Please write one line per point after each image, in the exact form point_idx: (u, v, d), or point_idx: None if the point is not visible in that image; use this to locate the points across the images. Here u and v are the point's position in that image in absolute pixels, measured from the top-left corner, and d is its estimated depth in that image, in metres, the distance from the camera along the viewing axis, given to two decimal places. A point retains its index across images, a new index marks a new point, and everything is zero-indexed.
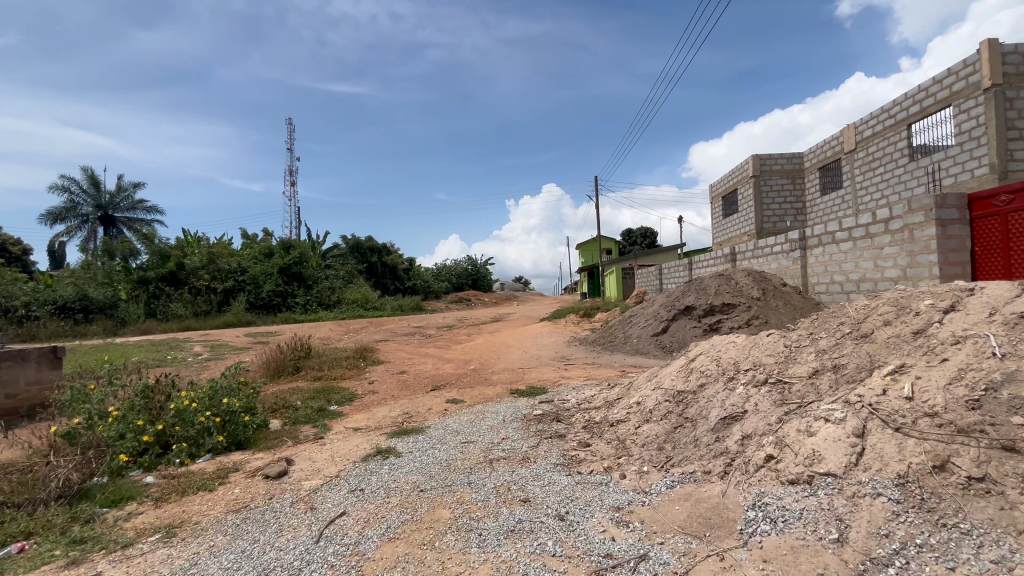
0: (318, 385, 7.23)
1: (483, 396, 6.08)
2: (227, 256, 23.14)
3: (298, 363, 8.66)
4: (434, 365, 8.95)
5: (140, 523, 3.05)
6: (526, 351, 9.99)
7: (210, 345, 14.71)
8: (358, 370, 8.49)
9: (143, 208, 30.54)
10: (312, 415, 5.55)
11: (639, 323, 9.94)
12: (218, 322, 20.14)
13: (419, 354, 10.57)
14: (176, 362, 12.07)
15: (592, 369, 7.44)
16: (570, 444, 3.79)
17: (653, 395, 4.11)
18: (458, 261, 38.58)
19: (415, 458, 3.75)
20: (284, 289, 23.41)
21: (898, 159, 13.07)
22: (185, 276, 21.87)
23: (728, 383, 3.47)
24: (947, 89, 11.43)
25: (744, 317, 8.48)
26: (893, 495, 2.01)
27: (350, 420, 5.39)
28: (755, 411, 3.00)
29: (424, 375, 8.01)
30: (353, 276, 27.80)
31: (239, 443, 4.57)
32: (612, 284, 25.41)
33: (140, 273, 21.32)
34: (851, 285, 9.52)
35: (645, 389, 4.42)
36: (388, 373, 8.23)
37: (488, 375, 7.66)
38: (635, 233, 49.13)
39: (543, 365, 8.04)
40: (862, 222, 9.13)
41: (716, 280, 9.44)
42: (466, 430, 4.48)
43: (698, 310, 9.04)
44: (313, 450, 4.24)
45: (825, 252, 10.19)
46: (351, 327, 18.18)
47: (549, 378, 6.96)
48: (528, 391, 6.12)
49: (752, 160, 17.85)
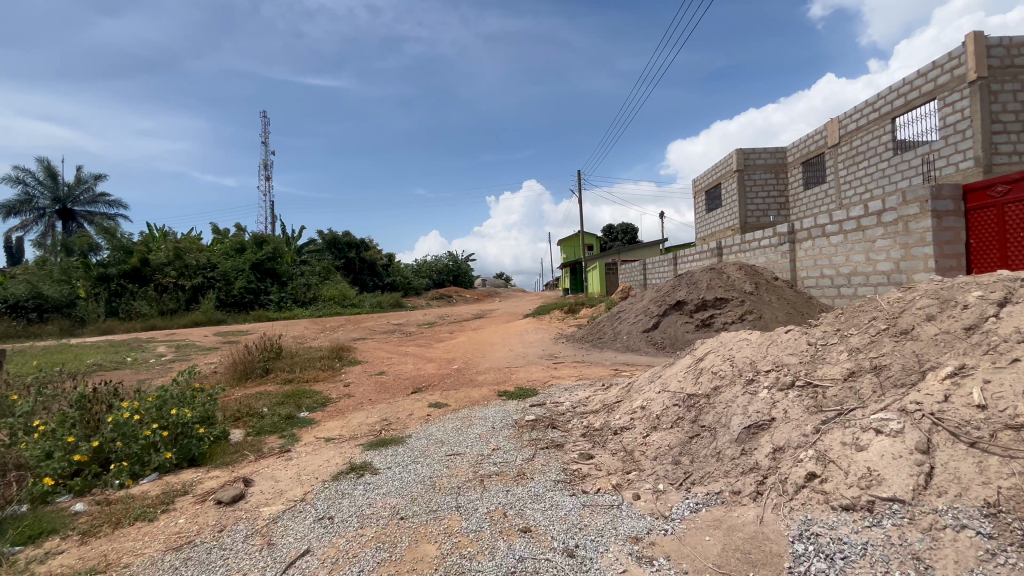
0: (288, 389, 6.65)
1: (468, 400, 5.61)
2: (195, 251, 22.06)
3: (268, 365, 8.04)
4: (415, 365, 8.43)
5: (57, 567, 2.51)
6: (513, 349, 9.54)
7: (175, 345, 13.85)
8: (333, 372, 7.93)
9: (105, 201, 29.02)
10: (279, 423, 5.00)
11: (628, 318, 9.59)
12: (186, 321, 19.14)
13: (399, 353, 10.03)
14: (135, 364, 11.26)
15: (584, 367, 7.04)
16: (570, 456, 3.37)
17: (660, 398, 3.72)
18: (438, 257, 37.88)
19: (392, 475, 3.28)
20: (257, 286, 22.44)
21: (882, 153, 13.04)
22: (150, 272, 20.74)
23: (747, 386, 3.09)
24: (932, 82, 11.38)
25: (737, 311, 8.25)
26: (985, 530, 1.66)
27: (321, 428, 4.86)
28: (786, 419, 2.63)
29: (404, 376, 7.50)
30: (329, 272, 26.94)
31: (192, 459, 4.00)
32: (595, 280, 25.14)
33: (100, 270, 20.11)
34: (841, 278, 9.36)
35: (648, 391, 4.03)
36: (366, 375, 7.70)
37: (473, 375, 7.19)
38: (616, 228, 49.09)
39: (531, 365, 7.60)
40: (853, 215, 8.96)
41: (707, 274, 9.15)
42: (452, 439, 4.02)
43: (689, 305, 8.74)
44: (277, 466, 3.72)
45: (815, 246, 10.04)
46: (327, 325, 17.46)
47: (539, 378, 6.52)
48: (517, 394, 5.68)
49: (735, 155, 17.75)
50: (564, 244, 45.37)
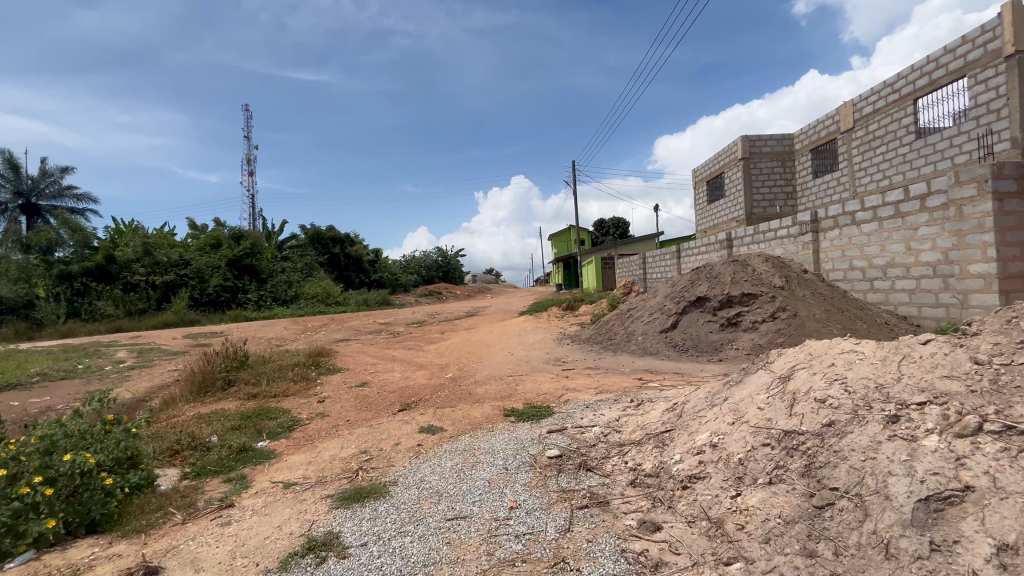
0: (249, 407, 5.53)
1: (469, 422, 4.54)
2: (167, 247, 20.63)
3: (230, 378, 6.89)
4: (403, 373, 7.34)
5: None
6: (513, 352, 8.48)
7: (138, 350, 12.54)
8: (307, 384, 6.81)
9: (73, 195, 27.30)
10: (227, 459, 3.88)
11: (641, 317, 8.61)
12: (154, 321, 17.73)
13: (385, 358, 8.90)
14: (87, 373, 9.99)
15: (601, 377, 6.00)
16: (625, 525, 2.35)
17: (738, 434, 2.71)
18: (427, 252, 36.67)
19: (368, 562, 2.22)
20: (234, 283, 21.08)
21: (901, 137, 12.24)
22: (117, 270, 19.30)
23: (891, 427, 2.11)
24: (961, 59, 10.60)
25: (768, 309, 7.27)
26: None
27: (281, 467, 3.76)
28: (1000, 493, 1.66)
29: (390, 388, 6.39)
30: (313, 268, 25.64)
31: (92, 524, 2.91)
32: (591, 275, 24.20)
33: (61, 267, 18.62)
34: (875, 271, 8.50)
35: (713, 422, 3.00)
36: (346, 387, 6.59)
37: (472, 387, 6.12)
38: (608, 223, 48.25)
39: (539, 373, 6.54)
40: (890, 200, 8.11)
41: (730, 267, 8.20)
42: (452, 489, 2.98)
43: (712, 302, 7.78)
44: (205, 540, 2.63)
45: (842, 235, 9.16)
46: (308, 326, 16.21)
47: (551, 391, 5.48)
48: (528, 413, 4.64)
49: (741, 142, 16.85)
50: (556, 238, 44.42)
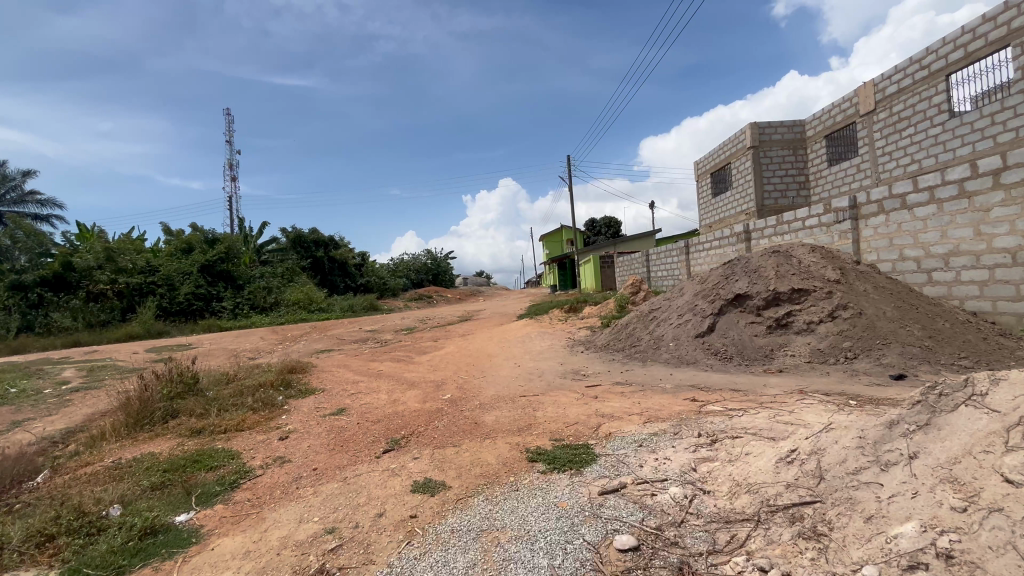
0: (188, 451, 4.20)
1: (480, 472, 3.28)
2: (132, 253, 19.00)
3: (173, 409, 5.50)
4: (390, 394, 6.04)
5: None
6: (520, 364, 7.19)
7: (89, 368, 11.03)
8: (270, 412, 5.45)
9: (36, 200, 25.56)
10: (120, 552, 2.55)
11: (668, 320, 7.42)
12: (117, 334, 16.11)
13: (369, 374, 7.57)
14: (18, 399, 8.47)
15: (640, 398, 4.75)
16: None
17: (994, 537, 1.51)
18: (415, 255, 35.22)
19: None
20: (207, 291, 19.46)
21: (932, 117, 11.23)
22: (77, 278, 17.63)
23: None
24: (1003, 27, 9.68)
25: (825, 307, 6.08)
26: None
27: (201, 565, 2.46)
28: None
29: (373, 416, 5.09)
30: (293, 274, 24.15)
31: None
32: (590, 275, 22.97)
33: (13, 277, 16.91)
34: (932, 260, 7.41)
35: (905, 500, 1.79)
36: (319, 415, 5.28)
37: (477, 413, 4.86)
38: (599, 223, 47.09)
39: (560, 393, 5.28)
40: (952, 177, 7.06)
41: (771, 258, 7.04)
42: None
43: (756, 301, 6.59)
44: None
45: (889, 221, 8.07)
46: (288, 335, 14.74)
47: (582, 420, 4.24)
48: (563, 457, 3.37)
49: (749, 130, 15.78)
50: (548, 240, 43.24)
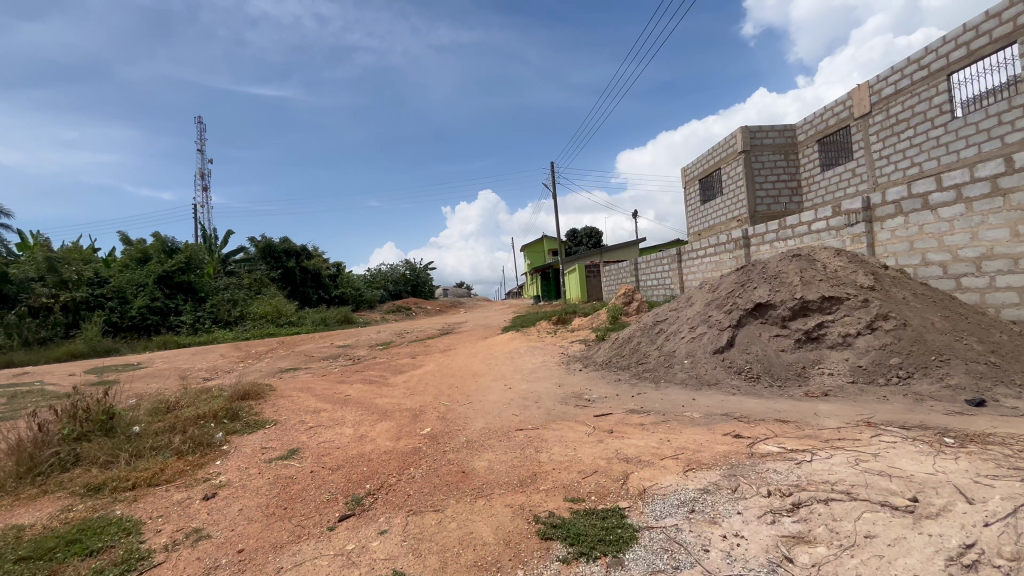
0: (66, 525, 3.05)
1: (474, 562, 2.27)
2: (78, 263, 17.36)
3: (75, 455, 4.30)
4: (357, 427, 4.99)
5: None
6: (511, 386, 6.21)
7: (11, 393, 9.56)
8: (203, 456, 4.33)
9: None
10: None
11: (678, 333, 6.57)
12: (58, 352, 14.47)
13: (335, 400, 6.45)
14: None
15: (667, 433, 3.82)
16: None
17: None
18: (392, 265, 34.00)
19: None
20: (164, 304, 17.92)
21: (932, 118, 10.83)
22: (14, 291, 15.96)
23: None
24: (1009, 24, 9.31)
25: (862, 317, 5.28)
26: None
27: None
28: None
29: (332, 461, 4.03)
30: (261, 285, 22.70)
31: None
32: (574, 286, 22.19)
33: None
34: (962, 265, 6.76)
35: None
36: (265, 459, 4.19)
37: (464, 454, 3.86)
38: (580, 232, 46.78)
39: (566, 426, 4.30)
40: (982, 174, 6.43)
41: (793, 263, 6.25)
42: None
43: (779, 311, 5.78)
44: None
45: (910, 222, 7.41)
46: (250, 352, 13.39)
47: (601, 467, 3.27)
48: (592, 532, 2.39)
49: (740, 134, 15.27)
50: (529, 250, 42.64)
